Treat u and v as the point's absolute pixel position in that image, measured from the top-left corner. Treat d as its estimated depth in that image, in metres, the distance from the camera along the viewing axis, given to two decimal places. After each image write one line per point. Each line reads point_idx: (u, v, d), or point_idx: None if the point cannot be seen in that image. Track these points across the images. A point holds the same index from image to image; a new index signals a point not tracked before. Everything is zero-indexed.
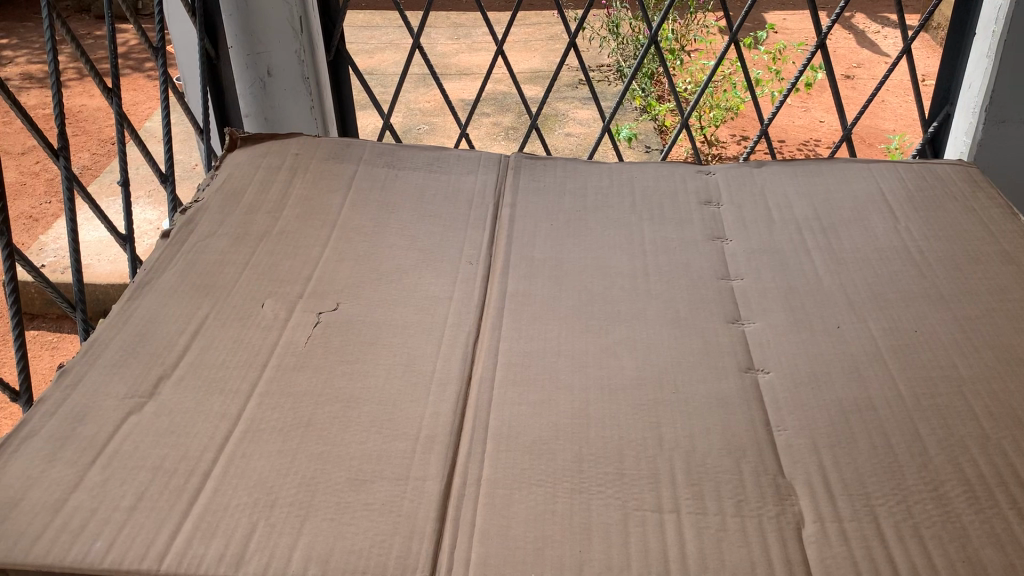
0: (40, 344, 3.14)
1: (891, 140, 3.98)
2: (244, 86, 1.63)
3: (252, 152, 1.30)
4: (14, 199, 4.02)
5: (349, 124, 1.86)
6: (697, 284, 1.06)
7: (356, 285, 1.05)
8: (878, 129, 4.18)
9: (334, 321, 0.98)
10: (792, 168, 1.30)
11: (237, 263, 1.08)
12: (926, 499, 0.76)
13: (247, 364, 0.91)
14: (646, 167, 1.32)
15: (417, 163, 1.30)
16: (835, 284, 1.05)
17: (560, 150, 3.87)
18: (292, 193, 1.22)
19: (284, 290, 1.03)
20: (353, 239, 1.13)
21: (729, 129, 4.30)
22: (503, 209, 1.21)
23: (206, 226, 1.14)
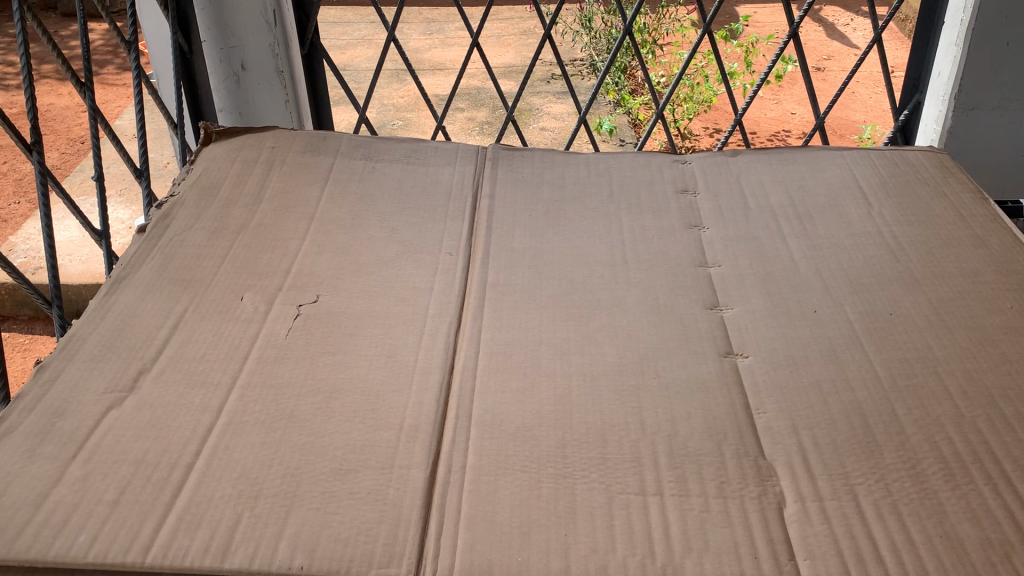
0: (12, 346, 3.11)
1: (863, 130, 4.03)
2: (218, 81, 1.61)
3: (228, 145, 1.29)
4: None
5: (325, 115, 1.84)
6: (675, 271, 1.07)
7: (335, 277, 1.05)
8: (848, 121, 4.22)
9: (314, 313, 0.98)
10: (768, 156, 1.31)
11: (214, 257, 1.07)
12: (904, 477, 0.77)
13: (228, 357, 0.91)
14: (623, 157, 1.33)
15: (393, 155, 1.30)
16: (811, 269, 1.06)
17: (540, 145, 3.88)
18: (269, 186, 1.21)
19: (264, 283, 1.03)
20: (331, 232, 1.13)
21: (702, 121, 4.32)
22: (481, 200, 1.22)
23: (182, 220, 1.13)
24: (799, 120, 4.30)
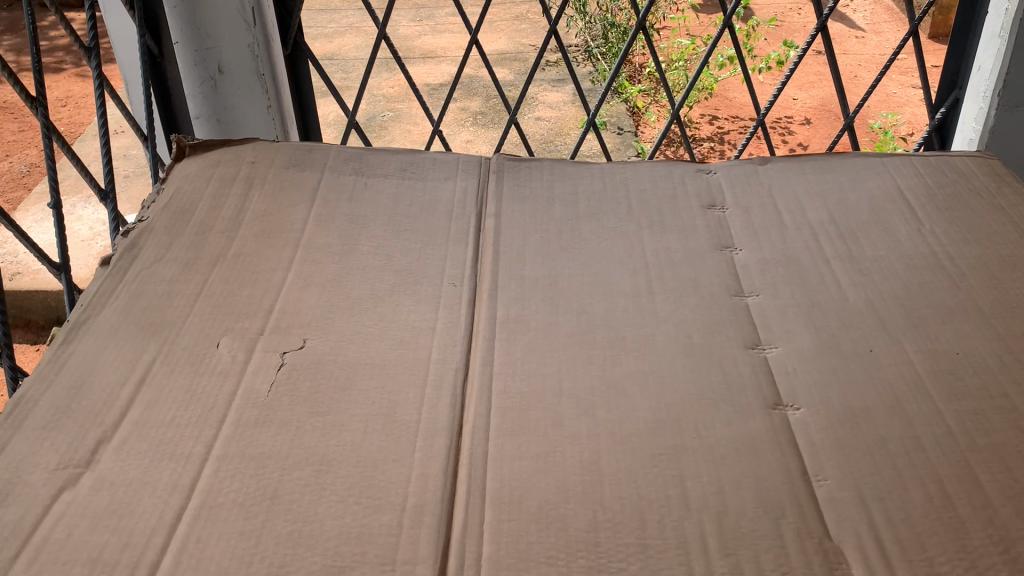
0: None
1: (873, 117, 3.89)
2: (191, 87, 1.36)
3: (203, 161, 1.16)
4: None
5: (314, 128, 1.59)
6: (707, 303, 0.95)
7: (324, 316, 0.92)
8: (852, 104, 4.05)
9: (301, 362, 0.86)
10: (801, 165, 1.19)
11: (187, 295, 0.95)
12: (998, 563, 0.65)
13: (202, 421, 0.78)
14: (640, 167, 1.20)
15: (388, 168, 1.17)
16: (861, 300, 0.94)
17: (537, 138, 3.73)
18: (249, 208, 1.08)
19: (243, 326, 0.90)
20: (319, 261, 1.01)
21: (703, 108, 4.17)
22: (486, 220, 1.09)
23: (151, 251, 1.01)
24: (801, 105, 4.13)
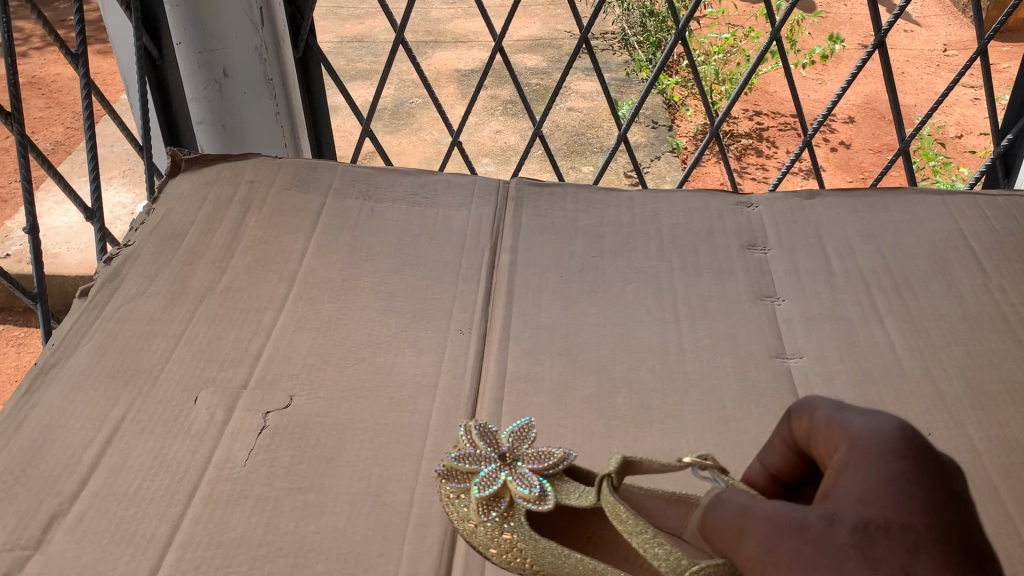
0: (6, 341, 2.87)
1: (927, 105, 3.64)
2: (195, 90, 1.26)
3: (198, 178, 1.07)
4: None
5: (324, 131, 1.49)
6: (743, 366, 0.85)
7: (315, 366, 0.83)
8: (902, 91, 3.75)
9: (287, 424, 0.77)
10: (852, 201, 1.08)
11: (167, 336, 0.86)
12: None
13: (169, 495, 0.70)
14: (672, 197, 1.10)
15: (397, 193, 1.08)
16: (918, 369, 0.83)
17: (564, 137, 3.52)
18: (244, 234, 0.99)
19: (225, 377, 0.82)
20: (315, 298, 0.92)
21: (743, 103, 3.93)
22: (501, 255, 1.00)
23: (134, 283, 0.92)
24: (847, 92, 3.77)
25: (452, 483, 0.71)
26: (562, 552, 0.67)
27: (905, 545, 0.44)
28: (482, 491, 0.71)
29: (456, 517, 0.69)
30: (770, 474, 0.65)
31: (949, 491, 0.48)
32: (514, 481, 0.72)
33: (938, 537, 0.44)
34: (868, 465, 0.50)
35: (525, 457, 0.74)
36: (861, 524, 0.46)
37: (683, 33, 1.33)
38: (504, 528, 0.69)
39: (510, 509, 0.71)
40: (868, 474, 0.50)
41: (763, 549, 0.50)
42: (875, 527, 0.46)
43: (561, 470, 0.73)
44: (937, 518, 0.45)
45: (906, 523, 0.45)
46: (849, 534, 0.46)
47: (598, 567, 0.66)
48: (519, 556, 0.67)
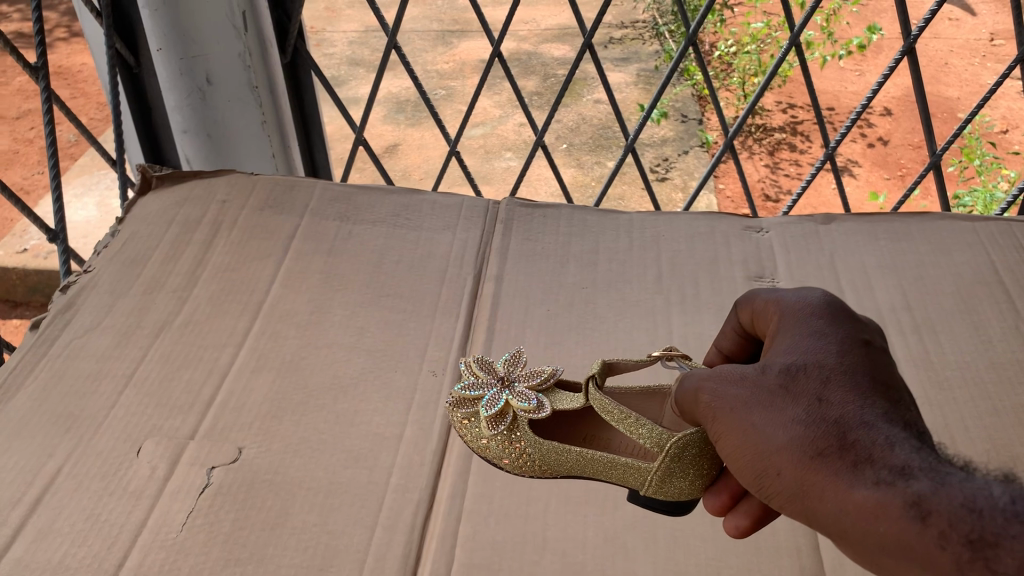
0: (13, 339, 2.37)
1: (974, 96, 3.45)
2: (177, 97, 1.19)
3: (169, 197, 1.01)
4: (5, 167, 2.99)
5: (315, 135, 1.43)
6: None
7: (271, 415, 0.77)
8: (946, 83, 3.56)
9: (233, 482, 0.71)
10: (872, 226, 0.99)
11: (117, 376, 0.80)
12: None
13: (96, 566, 0.64)
14: (674, 220, 1.02)
15: (377, 213, 1.01)
16: (936, 425, 0.75)
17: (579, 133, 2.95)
18: (210, 259, 0.93)
19: (172, 426, 0.75)
20: (280, 334, 0.85)
21: (776, 95, 3.52)
22: (485, 284, 0.93)
23: (89, 313, 0.87)
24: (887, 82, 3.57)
25: (463, 409, 0.74)
26: (564, 449, 0.70)
27: (821, 380, 0.51)
28: (489, 411, 0.73)
29: (474, 444, 0.72)
30: (722, 355, 0.71)
31: (861, 340, 0.56)
32: (515, 400, 0.74)
33: (854, 371, 0.52)
34: (795, 322, 0.58)
35: (520, 378, 0.76)
36: (788, 369, 0.53)
37: (696, 38, 1.23)
38: (513, 438, 0.72)
39: (516, 422, 0.73)
40: (797, 335, 0.56)
41: (709, 396, 0.57)
42: (801, 373, 0.53)
43: (552, 387, 0.76)
44: (851, 359, 0.53)
45: (826, 363, 0.52)
46: (776, 376, 0.53)
47: (596, 456, 0.69)
48: (530, 464, 0.71)
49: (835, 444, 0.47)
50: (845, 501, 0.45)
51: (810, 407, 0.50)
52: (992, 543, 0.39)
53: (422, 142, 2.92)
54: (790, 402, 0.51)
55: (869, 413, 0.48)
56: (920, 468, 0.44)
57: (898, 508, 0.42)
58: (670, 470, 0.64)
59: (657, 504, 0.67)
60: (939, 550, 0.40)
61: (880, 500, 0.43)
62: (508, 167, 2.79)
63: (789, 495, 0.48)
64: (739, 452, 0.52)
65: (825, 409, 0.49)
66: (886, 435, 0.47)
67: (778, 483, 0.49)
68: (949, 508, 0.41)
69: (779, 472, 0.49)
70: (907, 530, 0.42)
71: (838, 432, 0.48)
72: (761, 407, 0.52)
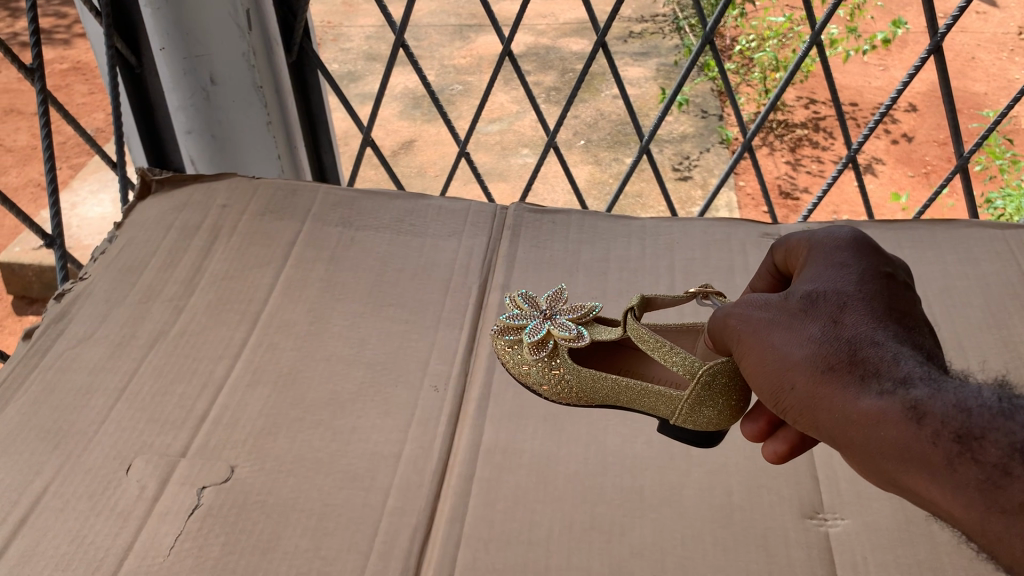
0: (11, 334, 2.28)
1: (1002, 92, 3.36)
2: (180, 98, 1.16)
3: (168, 203, 1.00)
4: (21, 163, 2.91)
5: (322, 135, 1.41)
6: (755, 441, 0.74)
7: (265, 431, 0.74)
8: (972, 78, 3.48)
9: (224, 503, 0.68)
10: (896, 234, 0.95)
11: (109, 389, 0.78)
12: None
13: None
14: (689, 226, 0.98)
15: (381, 219, 0.99)
16: None
17: (597, 129, 2.90)
18: (209, 266, 0.91)
19: (163, 443, 0.73)
20: (277, 345, 0.83)
21: (797, 90, 3.46)
22: (491, 292, 0.90)
23: (84, 322, 0.84)
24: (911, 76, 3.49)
25: (508, 336, 0.80)
26: (600, 376, 0.74)
27: (839, 305, 0.55)
28: (531, 337, 0.77)
29: (515, 370, 0.77)
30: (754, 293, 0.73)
31: (883, 272, 0.59)
32: (557, 329, 0.78)
33: (872, 297, 0.56)
34: (820, 254, 0.61)
35: (562, 311, 0.81)
36: (809, 296, 0.57)
37: (712, 37, 1.18)
38: (554, 364, 0.76)
39: (556, 350, 0.77)
40: (822, 265, 0.60)
41: (735, 321, 0.61)
42: (821, 298, 0.56)
43: (592, 322, 0.80)
44: (870, 287, 0.57)
45: (846, 291, 0.56)
46: (798, 301, 0.57)
47: (630, 383, 0.73)
48: (567, 390, 0.75)
49: (845, 359, 0.52)
50: (851, 408, 0.49)
51: (826, 328, 0.54)
52: (977, 437, 0.44)
53: (438, 138, 2.88)
54: (808, 323, 0.55)
55: (880, 333, 0.52)
56: (921, 379, 0.48)
57: (897, 411, 0.47)
58: (700, 398, 0.68)
59: (686, 432, 0.71)
60: (931, 446, 0.45)
61: (881, 407, 0.48)
62: (524, 163, 2.75)
63: (802, 407, 0.53)
64: (758, 369, 0.57)
65: (840, 329, 0.54)
66: (895, 353, 0.51)
67: (793, 397, 0.53)
68: (942, 410, 0.45)
69: (794, 386, 0.53)
70: (904, 431, 0.46)
71: (849, 349, 0.52)
72: (780, 329, 0.56)
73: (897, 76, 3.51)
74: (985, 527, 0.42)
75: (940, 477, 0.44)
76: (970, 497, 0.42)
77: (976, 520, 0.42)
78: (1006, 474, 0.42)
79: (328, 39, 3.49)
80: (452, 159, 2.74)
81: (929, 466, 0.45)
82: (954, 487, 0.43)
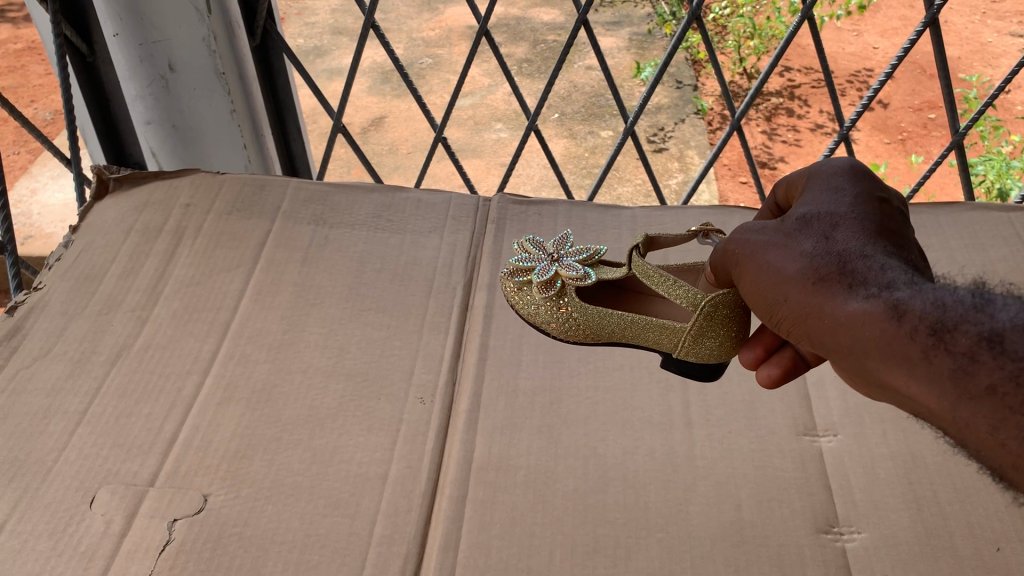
0: None
1: (979, 55, 3.32)
2: (137, 86, 1.09)
3: (127, 202, 0.94)
4: None
5: (289, 121, 1.34)
6: (763, 449, 0.70)
7: (240, 454, 0.69)
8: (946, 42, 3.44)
9: (197, 537, 0.62)
10: None
11: (70, 411, 0.72)
12: None
13: None
14: (682, 215, 0.94)
15: (357, 216, 0.93)
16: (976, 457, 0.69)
17: (571, 101, 2.84)
18: (173, 270, 0.86)
19: (130, 471, 0.67)
20: (249, 358, 0.77)
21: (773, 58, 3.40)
22: (477, 292, 0.85)
23: (40, 337, 0.78)
24: (885, 42, 3.44)
25: (516, 278, 0.80)
26: (606, 313, 0.74)
27: (831, 223, 0.53)
28: (540, 278, 0.78)
29: (524, 310, 0.78)
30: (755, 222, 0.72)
31: (879, 197, 0.56)
32: (564, 269, 0.78)
33: (867, 217, 0.53)
34: (815, 180, 0.59)
35: (568, 254, 0.80)
36: (804, 217, 0.55)
37: (698, 14, 1.12)
38: (561, 302, 0.77)
39: (564, 290, 0.77)
40: (818, 189, 0.58)
41: (732, 246, 0.59)
42: (815, 219, 0.54)
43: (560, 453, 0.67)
44: (865, 208, 0.54)
45: (839, 212, 0.54)
46: (792, 222, 0.55)
47: (636, 320, 0.72)
48: (577, 327, 0.76)
49: (835, 271, 0.50)
50: (837, 313, 0.48)
51: (817, 243, 0.52)
52: (949, 330, 0.43)
53: (410, 114, 2.80)
54: (801, 241, 0.53)
55: (870, 246, 0.50)
56: (904, 283, 0.47)
57: (880, 313, 0.46)
58: (702, 329, 0.67)
59: (688, 365, 0.70)
60: (909, 341, 0.44)
61: (866, 310, 0.46)
62: (498, 139, 2.68)
63: (796, 318, 0.51)
64: (754, 288, 0.55)
65: (831, 244, 0.52)
66: (884, 263, 0.49)
67: (787, 310, 0.52)
68: (922, 308, 0.44)
69: (787, 299, 0.52)
70: (885, 329, 0.45)
71: (839, 261, 0.50)
72: (775, 246, 0.54)
73: (872, 41, 3.45)
74: (956, 415, 0.41)
75: (917, 371, 0.43)
76: (944, 388, 0.42)
77: (949, 411, 0.41)
78: (975, 361, 0.41)
79: (293, 13, 3.38)
80: (427, 137, 2.67)
81: (907, 362, 0.44)
82: (931, 381, 0.42)
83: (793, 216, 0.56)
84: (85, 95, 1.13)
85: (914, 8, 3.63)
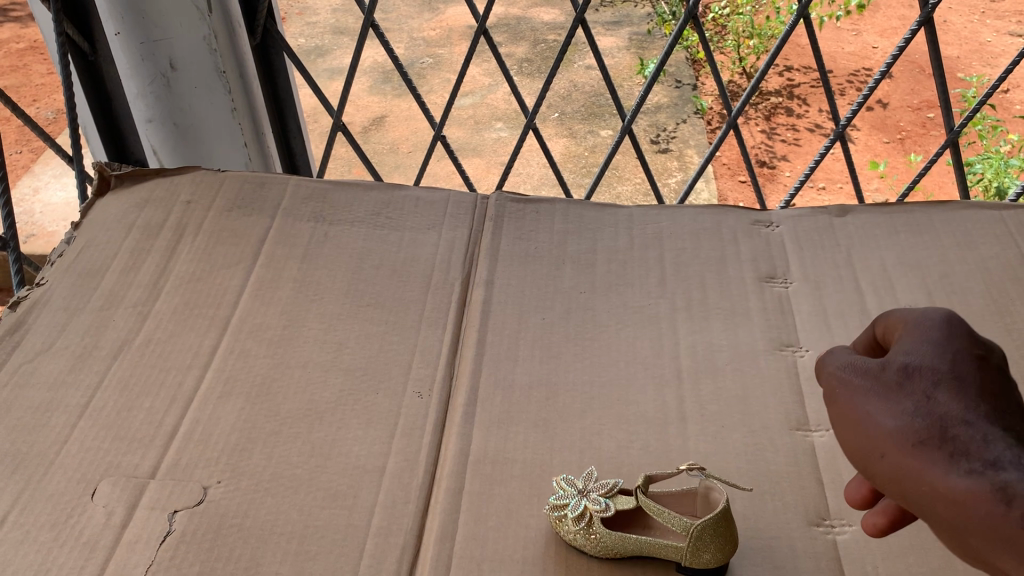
0: None
1: (978, 55, 3.32)
2: (139, 85, 1.10)
3: (129, 199, 0.95)
4: None
5: (289, 119, 1.35)
6: (757, 443, 0.71)
7: (240, 447, 0.70)
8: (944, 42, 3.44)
9: (197, 528, 0.63)
10: (890, 218, 0.93)
11: (72, 405, 0.73)
12: None
13: None
14: (678, 214, 0.95)
15: (356, 212, 0.94)
16: None
17: (571, 100, 2.85)
18: (175, 266, 0.87)
19: (131, 464, 0.68)
20: (250, 353, 0.78)
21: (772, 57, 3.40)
22: (475, 289, 0.86)
23: (42, 332, 0.79)
24: (884, 41, 3.44)
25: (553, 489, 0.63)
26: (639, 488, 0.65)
27: (937, 377, 0.46)
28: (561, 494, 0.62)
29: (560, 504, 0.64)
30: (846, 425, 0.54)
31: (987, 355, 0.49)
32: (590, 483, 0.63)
33: (976, 379, 0.46)
34: (917, 324, 0.51)
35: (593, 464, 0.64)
36: (906, 367, 0.47)
37: (694, 13, 1.13)
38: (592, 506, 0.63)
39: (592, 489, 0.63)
40: (917, 337, 0.50)
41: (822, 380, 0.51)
42: (918, 371, 0.47)
43: (615, 493, 0.65)
44: (974, 366, 0.47)
45: (945, 366, 0.46)
46: (894, 371, 0.47)
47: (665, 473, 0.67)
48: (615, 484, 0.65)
49: (939, 437, 0.43)
50: (939, 487, 0.41)
51: (919, 402, 0.45)
52: None
53: (410, 113, 2.81)
54: (901, 393, 0.46)
55: (974, 410, 0.43)
56: (1015, 463, 0.40)
57: (990, 496, 0.39)
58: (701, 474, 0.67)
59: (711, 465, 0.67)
60: None
61: (974, 491, 0.39)
62: (498, 138, 2.69)
63: (891, 483, 0.44)
64: (844, 438, 0.47)
65: (934, 404, 0.44)
66: (996, 435, 0.42)
67: (880, 470, 0.44)
68: None
69: (883, 457, 0.44)
70: (992, 515, 0.38)
71: (943, 427, 0.43)
72: (875, 396, 0.47)
73: (871, 41, 3.46)
74: None
75: None
76: None
77: None
78: None
79: (294, 13, 3.39)
80: (427, 136, 2.67)
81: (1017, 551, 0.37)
82: None
83: (893, 360, 0.49)
84: (86, 93, 1.13)
85: (913, 8, 3.64)
